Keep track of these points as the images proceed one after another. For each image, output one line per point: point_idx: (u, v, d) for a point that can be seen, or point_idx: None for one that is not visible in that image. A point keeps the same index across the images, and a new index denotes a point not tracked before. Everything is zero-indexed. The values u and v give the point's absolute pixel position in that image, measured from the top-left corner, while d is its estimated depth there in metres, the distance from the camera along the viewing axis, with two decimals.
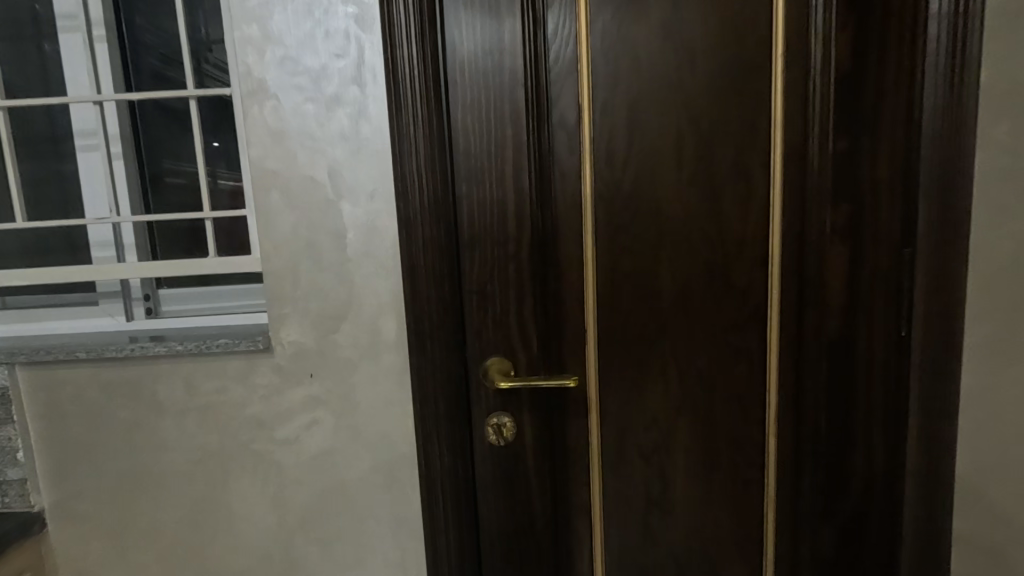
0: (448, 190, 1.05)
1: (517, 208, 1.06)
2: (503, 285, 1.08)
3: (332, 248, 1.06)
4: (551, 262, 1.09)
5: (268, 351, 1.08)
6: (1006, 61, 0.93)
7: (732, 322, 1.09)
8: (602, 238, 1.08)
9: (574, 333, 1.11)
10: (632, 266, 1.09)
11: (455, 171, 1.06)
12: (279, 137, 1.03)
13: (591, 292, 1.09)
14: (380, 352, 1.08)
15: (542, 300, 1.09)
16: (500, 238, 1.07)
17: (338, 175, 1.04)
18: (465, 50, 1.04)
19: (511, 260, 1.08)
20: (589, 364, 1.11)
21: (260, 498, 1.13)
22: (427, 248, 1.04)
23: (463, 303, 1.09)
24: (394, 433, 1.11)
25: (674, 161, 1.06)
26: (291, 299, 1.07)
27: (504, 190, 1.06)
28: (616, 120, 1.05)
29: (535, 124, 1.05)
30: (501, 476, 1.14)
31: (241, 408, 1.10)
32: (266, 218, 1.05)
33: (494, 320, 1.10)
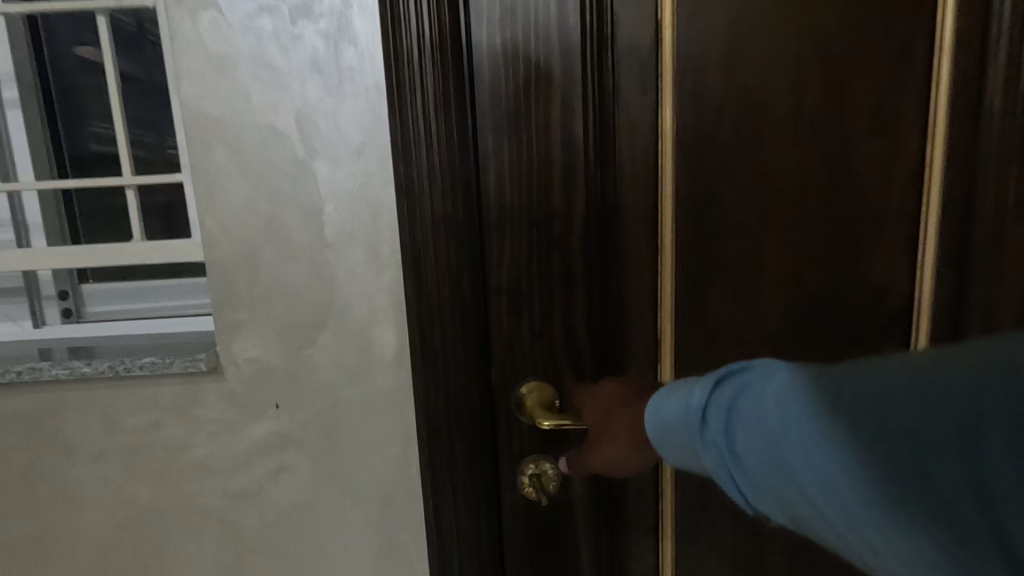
0: (470, 150, 0.74)
1: (568, 174, 0.75)
2: (547, 281, 0.78)
3: (302, 229, 0.74)
4: (612, 247, 0.78)
5: (215, 372, 0.78)
6: None
7: (859, 331, 0.80)
8: (685, 217, 0.77)
9: (641, 346, 0.81)
10: (727, 256, 0.78)
11: (479, 122, 0.75)
12: (223, 66, 0.71)
13: (667, 292, 0.79)
14: (372, 373, 0.78)
15: (599, 300, 0.79)
16: (543, 218, 0.77)
17: (309, 124, 0.72)
18: None
19: (556, 245, 0.77)
20: (661, 388, 0.82)
21: (211, 569, 0.83)
22: (441, 230, 0.73)
23: (489, 307, 0.79)
24: (392, 483, 0.81)
25: (791, 102, 0.74)
26: (246, 300, 0.76)
27: (550, 149, 0.75)
28: (711, 42, 0.73)
29: (594, 49, 0.73)
30: (537, 536, 0.85)
31: (180, 450, 0.80)
32: (208, 185, 0.74)
33: (534, 329, 0.80)
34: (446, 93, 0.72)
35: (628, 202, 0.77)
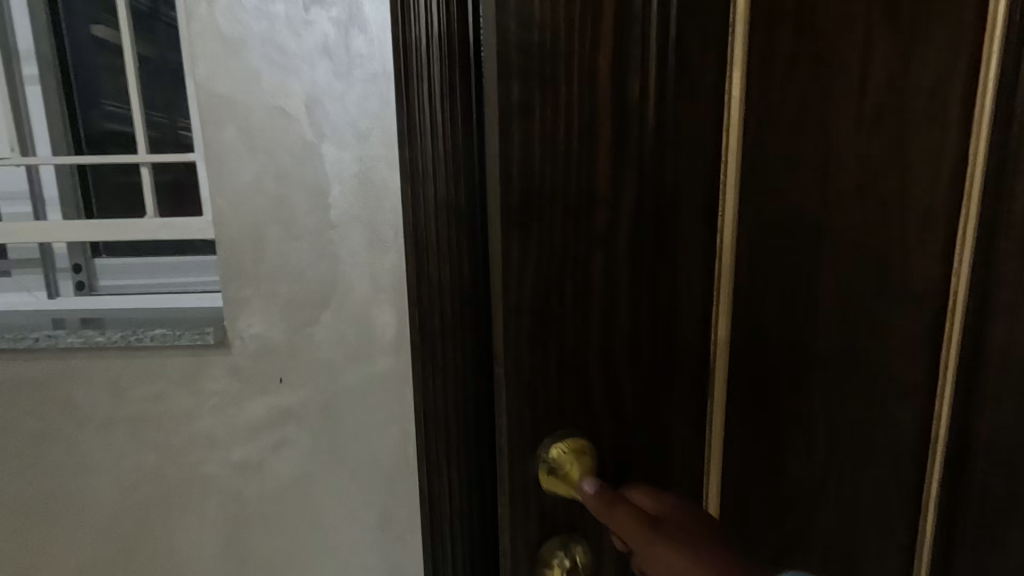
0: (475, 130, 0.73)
1: (617, 141, 0.60)
2: (595, 282, 0.63)
3: (308, 209, 0.77)
4: (665, 245, 0.65)
5: (221, 346, 0.80)
6: None
7: (908, 343, 0.75)
8: (749, 201, 0.67)
9: (689, 359, 0.70)
10: (787, 257, 0.69)
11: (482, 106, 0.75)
12: (237, 47, 0.73)
13: (723, 292, 0.68)
14: (372, 352, 0.80)
15: (647, 312, 0.66)
16: (586, 199, 0.60)
17: (316, 107, 0.74)
18: None
19: (597, 240, 0.62)
20: (710, 408, 0.72)
21: (212, 537, 0.86)
22: (444, 213, 0.74)
23: (528, 309, 0.61)
24: (389, 460, 0.83)
25: (859, 89, 0.67)
26: (252, 278, 0.79)
27: (591, 110, 0.59)
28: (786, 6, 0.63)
29: None
30: None
31: (185, 420, 0.82)
32: (219, 163, 0.76)
33: (575, 341, 0.63)
34: (452, 72, 0.71)
35: (684, 187, 0.65)
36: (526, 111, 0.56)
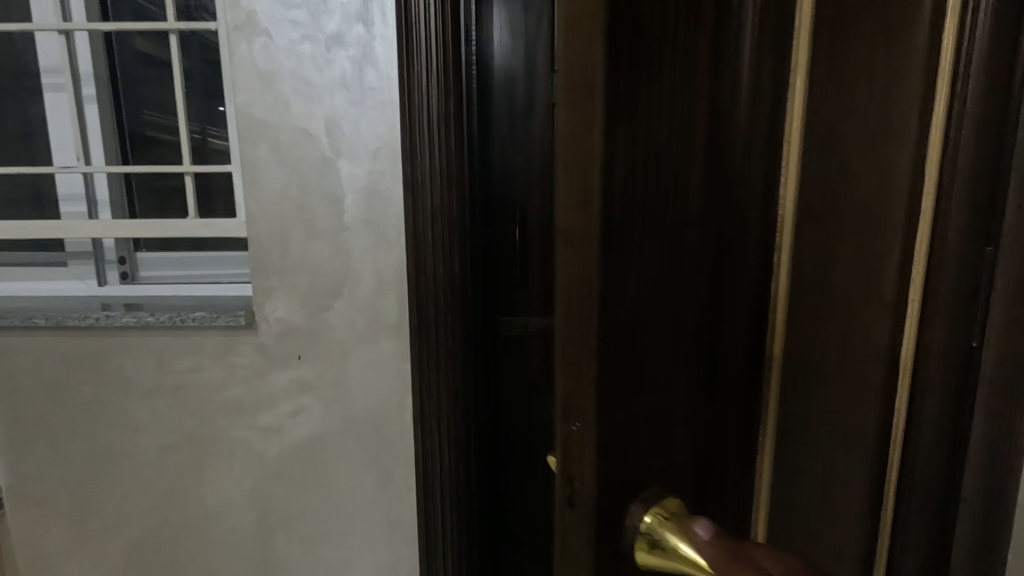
0: (467, 150, 0.89)
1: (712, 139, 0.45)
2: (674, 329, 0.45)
3: (326, 214, 0.92)
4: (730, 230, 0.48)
5: (251, 327, 0.95)
6: None
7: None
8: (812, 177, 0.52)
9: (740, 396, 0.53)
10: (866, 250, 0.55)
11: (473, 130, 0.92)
12: (271, 80, 0.88)
13: (777, 335, 0.54)
14: (377, 335, 0.95)
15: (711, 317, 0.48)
16: (676, 216, 0.43)
17: (335, 128, 0.89)
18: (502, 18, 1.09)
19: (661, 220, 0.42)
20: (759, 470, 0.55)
21: (238, 492, 1.01)
22: (439, 218, 0.90)
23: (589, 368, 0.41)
24: (390, 427, 0.98)
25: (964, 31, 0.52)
26: (278, 270, 0.94)
27: (692, 87, 0.42)
28: None
29: None
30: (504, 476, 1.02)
31: (218, 389, 0.97)
32: (253, 173, 0.91)
33: (643, 418, 0.44)
34: (447, 102, 0.87)
35: (747, 194, 0.49)
36: (622, 73, 0.37)
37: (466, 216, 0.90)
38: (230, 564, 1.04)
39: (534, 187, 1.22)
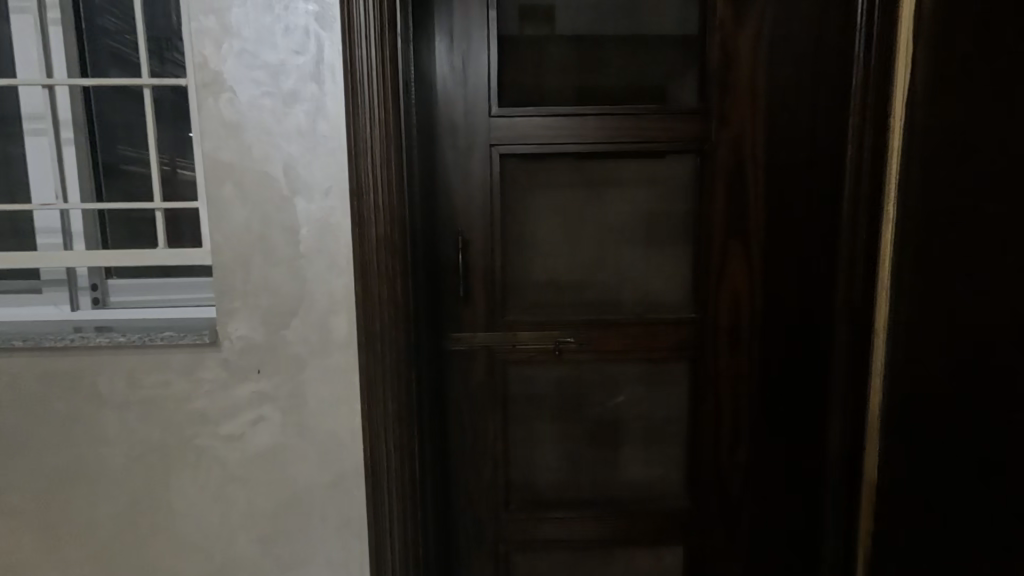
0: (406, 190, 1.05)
1: None
2: None
3: (284, 244, 1.05)
4: None
5: (214, 344, 1.07)
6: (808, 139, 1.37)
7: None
8: None
9: None
10: None
11: (412, 172, 1.08)
12: (235, 128, 1.02)
13: None
14: (330, 349, 1.08)
15: None
16: None
17: (291, 172, 1.03)
18: (436, 74, 1.34)
19: None
20: None
21: (201, 496, 1.11)
22: (383, 245, 1.05)
23: None
24: (342, 432, 1.10)
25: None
26: (240, 293, 1.06)
27: None
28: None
29: None
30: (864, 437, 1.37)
31: (185, 401, 1.08)
32: (219, 209, 1.04)
33: None
34: (388, 148, 1.03)
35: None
36: None
37: (412, 248, 1.08)
38: (194, 564, 1.13)
39: (476, 217, 1.38)
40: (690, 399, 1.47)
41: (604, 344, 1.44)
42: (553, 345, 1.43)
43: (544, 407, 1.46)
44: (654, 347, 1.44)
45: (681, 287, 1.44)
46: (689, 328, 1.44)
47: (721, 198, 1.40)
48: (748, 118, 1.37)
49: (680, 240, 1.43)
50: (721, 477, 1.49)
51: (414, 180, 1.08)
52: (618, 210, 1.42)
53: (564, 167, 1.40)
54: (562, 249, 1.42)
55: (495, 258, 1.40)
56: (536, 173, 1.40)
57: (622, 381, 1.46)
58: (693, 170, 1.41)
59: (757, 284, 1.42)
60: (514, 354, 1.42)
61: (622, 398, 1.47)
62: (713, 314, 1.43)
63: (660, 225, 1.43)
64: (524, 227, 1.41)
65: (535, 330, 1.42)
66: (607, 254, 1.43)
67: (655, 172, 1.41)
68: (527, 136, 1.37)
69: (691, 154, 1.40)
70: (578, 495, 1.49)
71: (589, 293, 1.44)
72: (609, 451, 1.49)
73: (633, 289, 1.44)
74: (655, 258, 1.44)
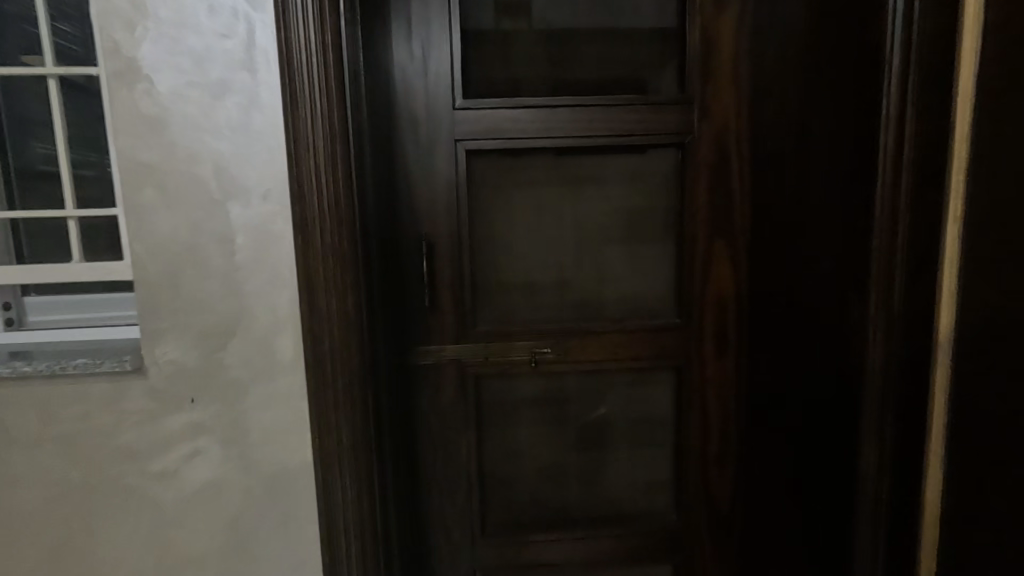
0: (357, 194, 0.94)
1: None
2: None
3: (217, 255, 0.93)
4: None
5: (139, 371, 0.94)
6: (796, 128, 1.28)
7: None
8: None
9: None
10: None
11: (364, 174, 0.96)
12: (155, 123, 0.89)
13: None
14: (275, 372, 0.96)
15: None
16: None
17: (222, 173, 0.91)
18: (393, 63, 1.22)
19: None
20: None
21: (132, 541, 0.98)
22: (331, 255, 0.93)
23: None
24: (290, 465, 0.98)
25: None
26: (168, 312, 0.93)
27: None
28: None
29: None
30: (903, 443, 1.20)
31: (108, 436, 0.95)
32: (139, 216, 0.91)
33: None
34: (336, 147, 0.91)
35: None
36: None
37: (365, 258, 0.96)
38: None
39: (441, 220, 1.26)
40: (675, 409, 1.38)
41: (584, 355, 1.34)
42: (528, 357, 1.32)
43: (520, 423, 1.36)
44: (636, 356, 1.35)
45: (663, 291, 1.35)
46: (673, 335, 1.35)
47: (705, 196, 1.30)
48: (732, 108, 1.28)
49: (662, 242, 1.34)
50: (709, 492, 1.39)
51: (366, 182, 0.96)
52: (594, 210, 1.32)
53: (537, 164, 1.30)
54: (536, 254, 1.32)
55: (462, 265, 1.28)
56: (506, 171, 1.29)
57: (604, 393, 1.37)
58: (674, 165, 1.31)
59: (743, 287, 1.33)
60: (486, 368, 1.31)
61: (603, 411, 1.37)
62: (698, 319, 1.34)
63: (640, 225, 1.33)
64: (494, 229, 1.30)
65: (508, 340, 1.31)
66: (584, 257, 1.33)
67: (634, 169, 1.31)
68: (495, 130, 1.26)
69: (672, 149, 1.31)
70: (558, 516, 1.39)
71: (565, 300, 1.34)
72: (590, 469, 1.39)
73: (613, 294, 1.35)
74: (635, 260, 1.34)
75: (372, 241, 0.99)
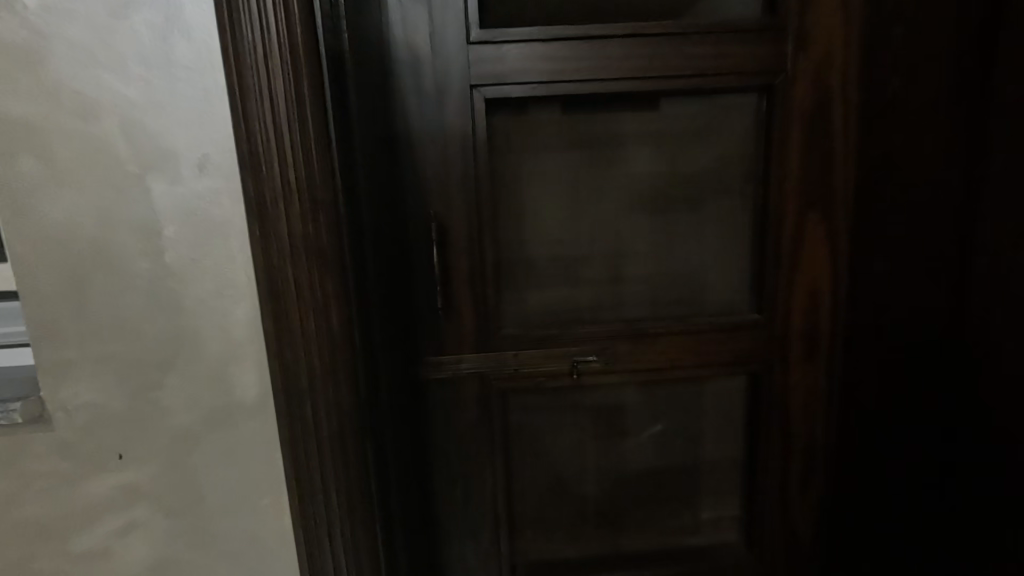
0: (338, 163, 0.64)
1: None
2: None
3: (137, 255, 0.64)
4: None
5: (40, 422, 0.67)
6: (920, 64, 0.98)
7: None
8: None
9: None
10: None
11: (343, 132, 0.66)
12: (26, 56, 0.59)
13: None
14: (232, 416, 0.68)
15: None
16: None
17: (135, 133, 0.61)
18: None
19: None
20: None
21: None
22: (303, 252, 0.63)
23: None
24: (264, 538, 0.72)
25: None
26: (73, 337, 0.65)
27: None
28: None
29: None
30: None
31: (10, 508, 0.69)
32: (17, 200, 0.62)
33: None
34: (302, 89, 0.61)
35: None
36: None
37: (354, 257, 0.68)
38: None
39: (453, 194, 0.96)
40: (747, 424, 1.13)
41: (637, 363, 1.06)
42: (568, 368, 1.04)
43: (558, 446, 1.10)
44: (702, 362, 1.07)
45: (735, 279, 1.07)
46: (749, 335, 1.07)
47: (798, 157, 1.00)
48: (837, 38, 0.96)
49: (735, 217, 1.05)
50: (788, 520, 1.15)
51: (345, 145, 0.67)
52: (653, 177, 1.02)
53: (578, 119, 0.99)
54: (576, 236, 1.03)
55: (482, 253, 0.98)
56: (539, 128, 0.99)
57: (660, 407, 1.11)
58: (754, 116, 1.01)
59: (841, 274, 1.05)
60: (515, 381, 1.04)
61: (658, 429, 1.11)
62: (782, 315, 1.06)
63: (710, 195, 1.04)
64: (522, 203, 1.01)
65: (543, 348, 1.03)
66: (637, 240, 1.04)
67: (703, 123, 1.01)
68: (524, 72, 0.93)
69: (752, 95, 1.00)
70: (602, 551, 1.15)
71: (614, 293, 1.06)
72: (642, 496, 1.14)
73: (672, 285, 1.07)
74: (703, 242, 1.05)
75: (363, 228, 0.71)
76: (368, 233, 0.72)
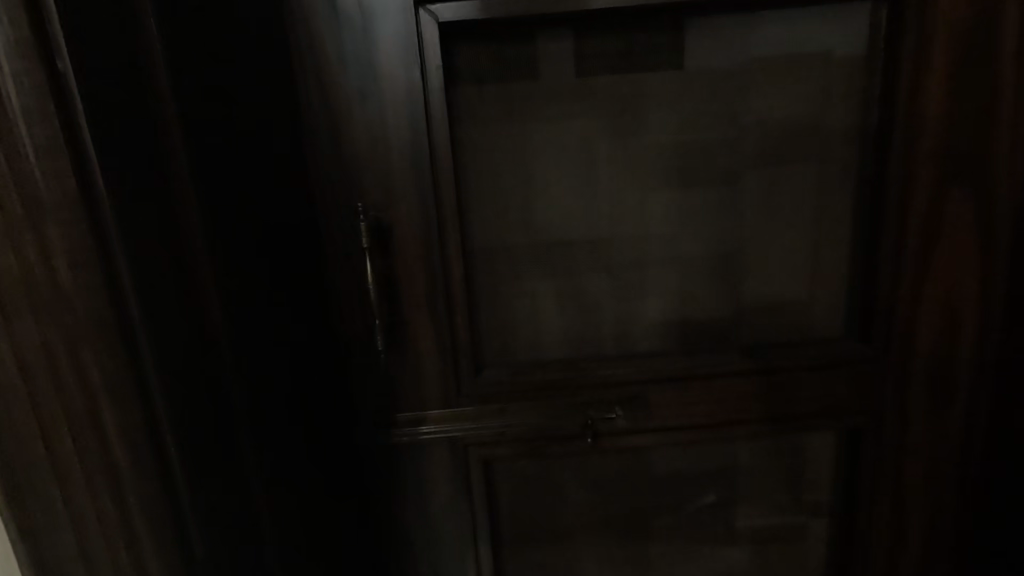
0: (89, 135, 0.32)
1: None
2: None
3: None
4: None
5: None
6: None
7: None
8: None
9: None
10: None
11: (106, 76, 0.34)
12: None
13: None
14: None
15: None
16: None
17: None
18: None
19: None
20: None
21: None
22: (22, 305, 0.32)
23: None
24: None
25: None
26: None
27: None
28: None
29: None
30: None
31: None
32: None
33: None
34: None
35: None
36: None
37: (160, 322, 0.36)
38: None
39: (397, 177, 0.62)
40: (838, 495, 0.79)
41: (681, 418, 0.73)
42: (581, 429, 0.72)
43: (570, 529, 0.78)
44: (775, 412, 0.74)
45: (827, 290, 0.72)
46: (845, 374, 0.73)
47: (934, 104, 0.64)
48: None
49: (830, 198, 0.69)
50: None
51: (118, 101, 0.34)
52: (707, 143, 0.67)
53: (591, 54, 0.64)
54: (591, 236, 0.69)
55: (446, 264, 0.65)
56: (530, 70, 0.64)
57: (715, 475, 0.77)
58: (866, 41, 0.65)
59: (993, 282, 0.69)
60: (503, 448, 0.72)
61: (711, 502, 0.79)
62: (900, 344, 0.71)
63: (793, 166, 0.68)
64: (508, 188, 0.67)
65: (543, 401, 0.71)
66: (681, 237, 0.70)
67: (785, 55, 0.65)
68: None
69: (862, 7, 0.64)
70: None
71: (648, 316, 0.72)
72: None
73: (734, 302, 0.72)
74: (779, 237, 0.70)
75: (189, 257, 0.40)
76: (207, 264, 0.41)
